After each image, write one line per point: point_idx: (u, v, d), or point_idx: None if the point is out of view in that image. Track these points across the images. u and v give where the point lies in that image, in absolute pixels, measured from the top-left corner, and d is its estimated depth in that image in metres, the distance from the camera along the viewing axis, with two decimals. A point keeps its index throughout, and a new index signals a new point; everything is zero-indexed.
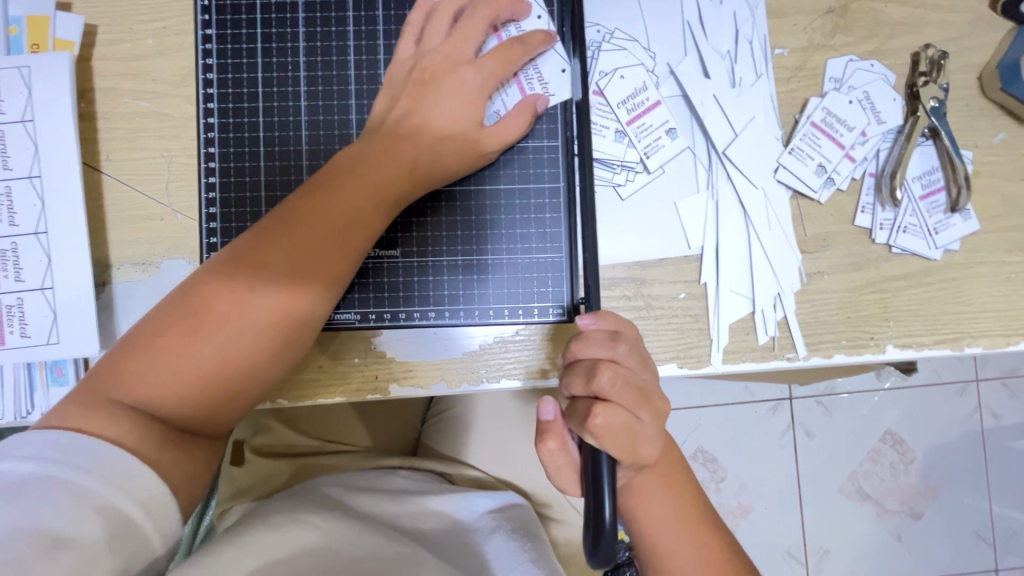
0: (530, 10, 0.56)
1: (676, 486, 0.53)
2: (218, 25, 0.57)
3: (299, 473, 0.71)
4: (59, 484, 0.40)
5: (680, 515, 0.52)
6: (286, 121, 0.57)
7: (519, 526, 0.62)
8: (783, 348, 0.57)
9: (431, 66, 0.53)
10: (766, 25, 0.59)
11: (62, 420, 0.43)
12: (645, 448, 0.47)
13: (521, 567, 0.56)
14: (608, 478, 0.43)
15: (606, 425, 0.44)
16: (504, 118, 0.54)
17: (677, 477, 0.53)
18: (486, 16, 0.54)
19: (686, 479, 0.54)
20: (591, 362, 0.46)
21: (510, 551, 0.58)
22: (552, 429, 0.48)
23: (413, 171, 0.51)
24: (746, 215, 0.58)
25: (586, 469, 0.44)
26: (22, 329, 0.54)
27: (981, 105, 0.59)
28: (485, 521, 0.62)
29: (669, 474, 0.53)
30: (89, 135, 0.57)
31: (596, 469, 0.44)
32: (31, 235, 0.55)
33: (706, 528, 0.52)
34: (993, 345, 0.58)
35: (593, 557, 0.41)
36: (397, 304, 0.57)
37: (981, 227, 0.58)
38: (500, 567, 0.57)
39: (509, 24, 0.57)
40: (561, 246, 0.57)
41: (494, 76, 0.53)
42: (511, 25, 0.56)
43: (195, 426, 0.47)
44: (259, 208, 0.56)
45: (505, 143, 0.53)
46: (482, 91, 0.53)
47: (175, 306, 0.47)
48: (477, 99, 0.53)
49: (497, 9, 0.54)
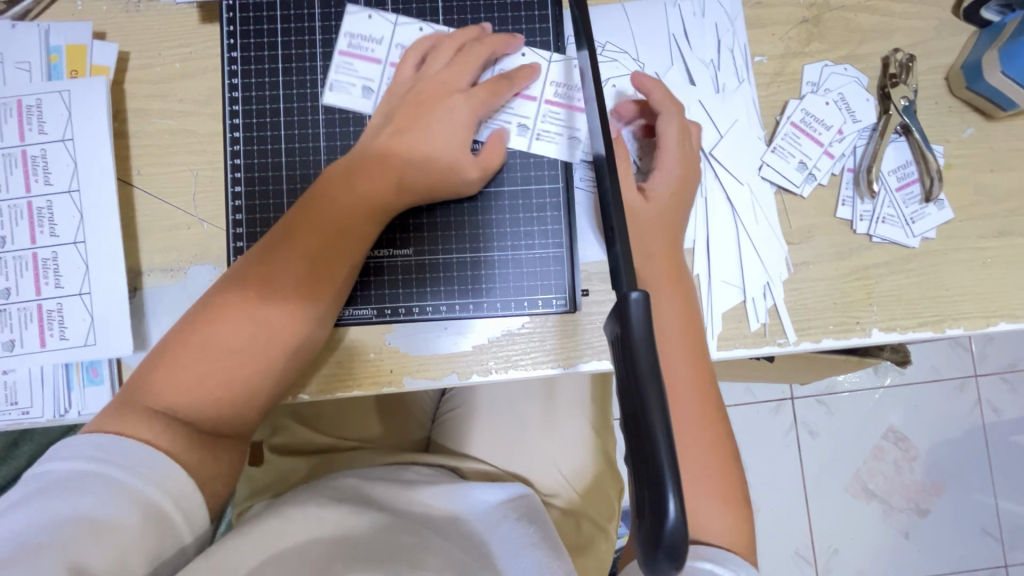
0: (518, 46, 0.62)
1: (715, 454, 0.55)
2: (241, 48, 0.62)
3: (314, 471, 0.74)
4: (100, 478, 0.44)
5: (708, 482, 0.54)
6: (306, 134, 0.62)
7: (522, 514, 0.65)
8: (774, 334, 0.60)
9: (427, 93, 0.58)
10: (745, 35, 0.64)
11: (103, 424, 0.48)
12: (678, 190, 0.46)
13: (523, 555, 0.59)
14: (668, 456, 0.30)
15: None
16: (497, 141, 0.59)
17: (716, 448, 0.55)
18: (483, 50, 0.60)
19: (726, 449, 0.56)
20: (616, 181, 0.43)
21: (512, 537, 0.61)
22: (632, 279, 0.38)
23: (414, 193, 0.56)
24: (733, 210, 0.63)
25: (638, 446, 0.31)
26: (61, 332, 0.58)
27: (949, 103, 0.63)
28: (491, 511, 0.64)
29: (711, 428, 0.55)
30: (123, 152, 0.61)
31: (653, 442, 0.31)
32: (70, 245, 0.59)
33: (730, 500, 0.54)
34: (974, 326, 0.61)
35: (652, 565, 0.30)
36: (411, 299, 0.61)
37: (955, 216, 0.62)
38: (502, 553, 0.59)
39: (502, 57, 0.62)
40: (562, 242, 0.61)
41: (486, 103, 0.58)
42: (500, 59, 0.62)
43: (220, 427, 0.51)
44: (281, 214, 0.61)
45: (496, 163, 0.59)
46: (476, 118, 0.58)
47: (198, 319, 0.52)
48: (469, 124, 0.58)
49: (492, 44, 0.60)
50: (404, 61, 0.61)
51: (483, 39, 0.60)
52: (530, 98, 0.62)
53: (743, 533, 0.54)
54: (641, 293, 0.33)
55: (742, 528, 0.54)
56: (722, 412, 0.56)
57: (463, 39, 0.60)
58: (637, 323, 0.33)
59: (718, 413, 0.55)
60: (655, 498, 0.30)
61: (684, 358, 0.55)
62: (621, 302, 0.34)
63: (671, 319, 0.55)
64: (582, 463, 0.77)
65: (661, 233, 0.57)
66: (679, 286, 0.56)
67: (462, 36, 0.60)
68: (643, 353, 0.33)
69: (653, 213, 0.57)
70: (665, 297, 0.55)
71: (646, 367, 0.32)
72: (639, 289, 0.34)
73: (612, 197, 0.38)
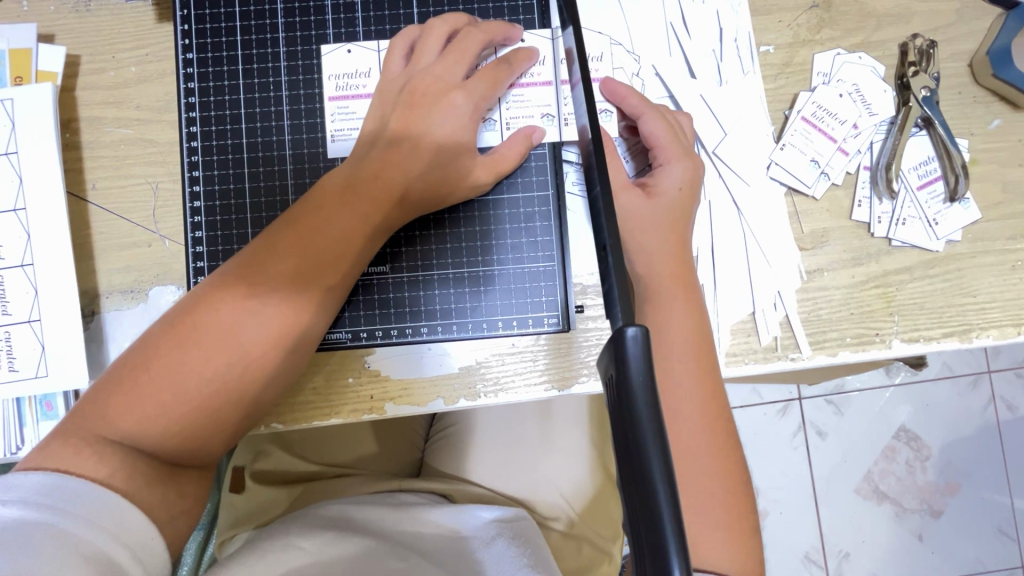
0: (520, 33, 0.57)
1: (731, 477, 0.49)
2: (198, 49, 0.57)
3: (297, 500, 0.70)
4: (41, 528, 0.38)
5: (720, 504, 0.48)
6: (270, 141, 0.56)
7: (518, 535, 0.61)
8: (786, 348, 0.56)
9: (421, 88, 0.52)
10: (751, 22, 0.59)
11: (48, 459, 0.42)
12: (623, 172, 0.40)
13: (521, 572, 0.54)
14: (672, 524, 0.25)
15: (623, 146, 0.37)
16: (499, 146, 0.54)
17: (732, 471, 0.49)
18: (483, 40, 0.54)
19: (742, 472, 0.50)
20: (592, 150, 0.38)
21: (509, 558, 0.56)
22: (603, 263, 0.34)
23: (403, 200, 0.50)
24: (741, 214, 0.58)
25: (639, 510, 0.26)
26: (11, 363, 0.54)
27: (973, 92, 0.58)
28: (487, 529, 0.60)
29: (717, 446, 0.49)
30: (75, 165, 0.56)
31: (653, 505, 0.25)
32: (17, 268, 0.54)
33: (745, 532, 0.48)
34: (1004, 336, 0.56)
35: None
36: (389, 321, 0.56)
37: (982, 215, 0.57)
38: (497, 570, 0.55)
39: (500, 46, 0.57)
40: (553, 255, 0.56)
41: (485, 99, 0.53)
42: (501, 47, 0.57)
43: (185, 459, 0.46)
44: (245, 230, 0.55)
45: (501, 165, 0.53)
46: (474, 113, 0.52)
47: (164, 337, 0.46)
48: (470, 125, 0.52)
49: (490, 33, 0.54)
50: (391, 51, 0.55)
51: (484, 27, 0.54)
52: (543, 82, 0.57)
53: (751, 566, 0.47)
54: (640, 327, 0.28)
55: (751, 563, 0.47)
56: (731, 430, 0.50)
57: (458, 26, 0.55)
58: (634, 364, 0.28)
59: (726, 431, 0.50)
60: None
61: (690, 370, 0.49)
62: (615, 339, 0.29)
63: (676, 328, 0.50)
64: (582, 483, 0.72)
65: (663, 232, 0.52)
66: (686, 294, 0.51)
67: (458, 22, 0.55)
68: (643, 399, 0.27)
69: (654, 211, 0.52)
70: (678, 308, 0.51)
71: (646, 412, 0.27)
72: (637, 325, 0.29)
73: (605, 212, 0.33)
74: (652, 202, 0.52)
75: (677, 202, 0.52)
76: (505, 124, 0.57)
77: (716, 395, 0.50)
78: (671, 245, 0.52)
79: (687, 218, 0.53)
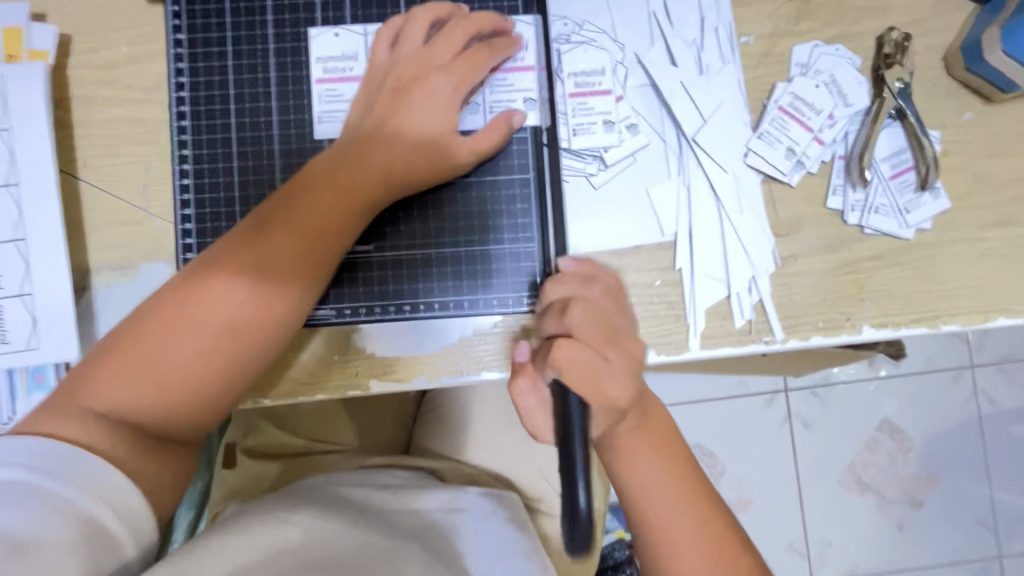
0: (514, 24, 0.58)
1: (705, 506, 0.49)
2: (189, 30, 0.58)
3: (285, 474, 0.72)
4: (35, 491, 0.39)
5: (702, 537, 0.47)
6: (258, 121, 0.57)
7: (510, 515, 0.64)
8: (760, 332, 0.57)
9: (407, 73, 0.54)
10: (731, 13, 0.60)
11: (35, 426, 0.44)
12: (614, 391, 0.45)
13: (510, 557, 0.58)
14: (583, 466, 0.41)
15: (571, 359, 0.44)
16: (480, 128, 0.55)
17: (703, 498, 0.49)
18: (467, 30, 0.55)
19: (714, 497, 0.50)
20: (563, 300, 0.50)
21: (501, 539, 0.60)
22: (523, 369, 0.48)
23: (387, 180, 0.52)
24: (718, 199, 0.59)
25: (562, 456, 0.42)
26: (4, 335, 0.55)
27: (946, 85, 0.60)
28: (478, 503, 0.64)
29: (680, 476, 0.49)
30: (67, 142, 0.58)
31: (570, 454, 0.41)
32: (10, 243, 0.55)
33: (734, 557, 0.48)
34: (970, 322, 0.58)
35: (570, 548, 0.39)
36: (373, 299, 0.57)
37: (952, 205, 0.59)
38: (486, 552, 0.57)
39: None
40: (533, 236, 0.58)
41: (465, 81, 0.54)
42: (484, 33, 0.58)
43: (174, 430, 0.48)
44: (233, 208, 0.57)
45: (485, 148, 0.55)
46: (455, 95, 0.54)
47: (154, 313, 0.47)
48: (451, 106, 0.54)
49: (477, 24, 0.55)
50: (377, 40, 0.56)
51: (468, 17, 0.56)
52: (527, 67, 0.58)
53: None
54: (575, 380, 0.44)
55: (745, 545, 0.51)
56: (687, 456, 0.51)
57: (444, 16, 0.56)
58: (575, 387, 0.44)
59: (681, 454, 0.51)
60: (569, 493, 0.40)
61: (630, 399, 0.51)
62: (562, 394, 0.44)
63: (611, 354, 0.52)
64: None
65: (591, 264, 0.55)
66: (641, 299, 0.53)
67: (444, 12, 0.56)
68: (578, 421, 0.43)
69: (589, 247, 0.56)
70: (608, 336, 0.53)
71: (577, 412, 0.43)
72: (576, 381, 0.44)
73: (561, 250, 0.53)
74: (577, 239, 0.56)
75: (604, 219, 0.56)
76: (489, 108, 0.58)
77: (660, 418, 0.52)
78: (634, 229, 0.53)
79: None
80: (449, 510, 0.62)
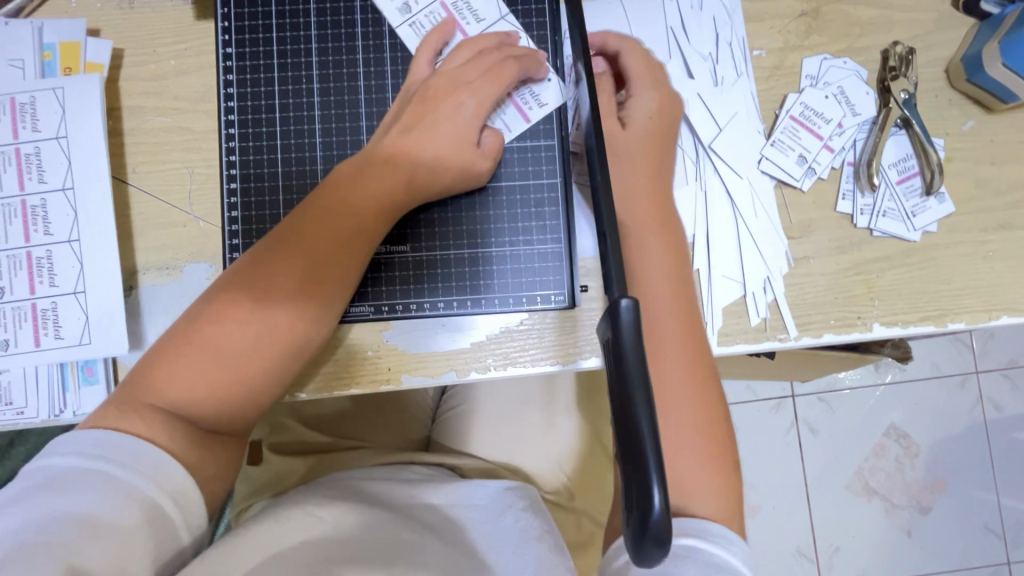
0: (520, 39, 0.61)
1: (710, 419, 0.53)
2: (237, 44, 0.61)
3: (311, 470, 0.73)
4: (102, 476, 0.43)
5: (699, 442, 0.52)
6: (302, 129, 0.61)
7: (528, 505, 0.64)
8: (775, 329, 0.60)
9: (429, 87, 0.57)
10: (744, 28, 0.64)
11: (100, 420, 0.47)
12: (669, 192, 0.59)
13: (525, 547, 0.58)
14: (652, 447, 0.32)
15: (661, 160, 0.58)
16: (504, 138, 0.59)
17: (713, 414, 0.53)
18: (484, 48, 0.59)
19: (724, 428, 0.54)
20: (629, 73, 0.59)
21: (518, 530, 0.60)
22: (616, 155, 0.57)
23: (413, 184, 0.55)
24: (733, 203, 0.62)
25: (626, 448, 0.33)
26: (56, 332, 0.58)
27: (949, 96, 0.63)
28: (498, 498, 0.63)
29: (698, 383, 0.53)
30: (118, 149, 0.61)
31: (641, 451, 0.32)
32: (64, 244, 0.58)
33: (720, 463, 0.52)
34: (976, 321, 0.61)
35: (638, 553, 0.33)
36: (407, 296, 0.60)
37: (956, 209, 0.62)
38: (500, 547, 0.58)
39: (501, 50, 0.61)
40: (560, 238, 0.61)
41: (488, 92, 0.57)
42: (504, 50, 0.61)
43: (223, 424, 0.50)
44: (277, 211, 0.60)
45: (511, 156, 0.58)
46: (479, 111, 0.56)
47: (201, 314, 0.50)
48: (475, 116, 0.56)
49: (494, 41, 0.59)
50: (417, 56, 0.60)
51: (482, 36, 0.60)
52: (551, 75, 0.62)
53: (726, 493, 0.52)
54: (631, 299, 0.35)
55: (729, 484, 0.52)
56: (713, 380, 0.54)
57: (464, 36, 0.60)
58: (627, 329, 0.35)
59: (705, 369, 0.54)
60: (640, 494, 0.32)
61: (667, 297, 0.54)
62: (612, 310, 0.35)
63: (654, 263, 0.55)
64: (581, 456, 0.77)
65: (643, 167, 0.57)
66: (667, 234, 0.56)
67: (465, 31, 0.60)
68: (633, 360, 0.34)
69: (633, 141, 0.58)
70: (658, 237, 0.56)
71: (636, 372, 0.34)
72: (630, 297, 0.35)
73: (601, 183, 0.41)
74: (629, 130, 0.58)
75: (648, 138, 0.58)
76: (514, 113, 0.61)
77: (692, 328, 0.54)
78: (646, 179, 0.57)
79: (661, 148, 0.58)
80: (465, 505, 0.63)
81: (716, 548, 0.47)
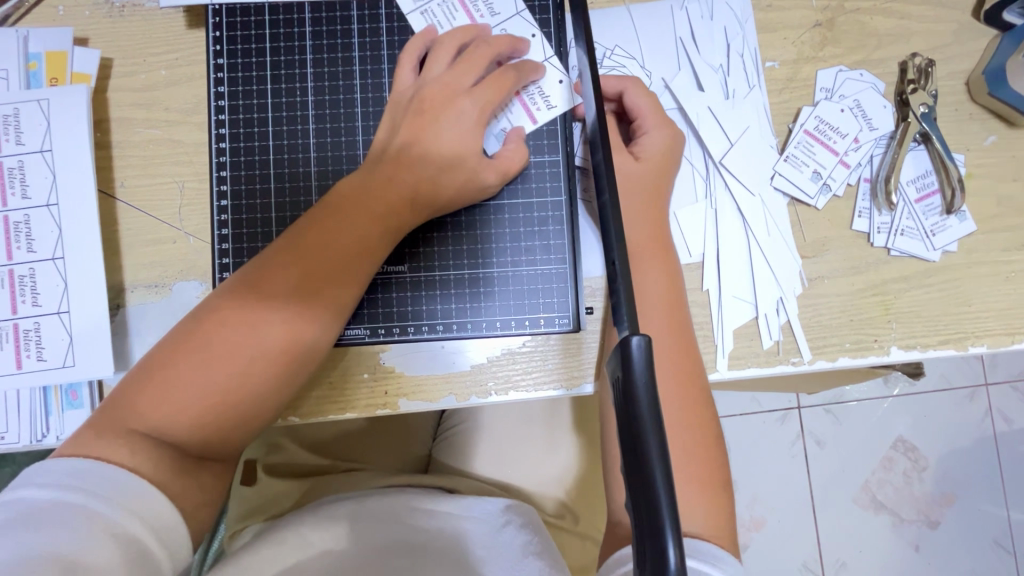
0: (530, 45, 0.59)
1: (706, 449, 0.50)
2: (229, 55, 0.59)
3: (306, 493, 0.71)
4: (79, 511, 0.40)
5: (695, 477, 0.49)
6: (295, 143, 0.58)
7: (527, 522, 0.63)
8: (788, 353, 0.58)
9: (430, 95, 0.54)
10: (756, 39, 0.61)
11: (78, 447, 0.44)
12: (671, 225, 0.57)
13: (525, 563, 0.56)
14: (666, 500, 0.30)
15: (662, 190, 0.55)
16: (505, 150, 0.56)
17: (709, 445, 0.50)
18: (490, 52, 0.56)
19: (720, 459, 0.51)
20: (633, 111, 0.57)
21: (517, 545, 0.59)
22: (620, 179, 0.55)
23: (416, 200, 0.52)
24: (744, 220, 0.60)
25: (639, 500, 0.31)
26: (39, 353, 0.55)
27: (969, 109, 0.61)
28: (495, 515, 0.62)
29: (694, 412, 0.51)
30: (105, 163, 0.59)
31: (654, 505, 0.30)
32: (48, 261, 0.56)
33: (716, 498, 0.49)
34: (997, 344, 0.58)
35: None
36: (404, 318, 0.57)
37: (977, 228, 0.59)
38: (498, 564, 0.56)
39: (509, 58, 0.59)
40: (565, 257, 0.58)
41: (490, 102, 0.54)
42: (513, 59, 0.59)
43: (209, 452, 0.48)
44: (270, 228, 0.57)
45: (517, 167, 0.56)
46: (481, 119, 0.54)
47: (189, 333, 0.48)
48: (478, 127, 0.54)
49: (499, 47, 0.56)
50: (400, 66, 0.57)
51: (489, 39, 0.57)
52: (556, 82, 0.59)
53: (720, 530, 0.48)
54: (643, 338, 0.32)
55: (722, 520, 0.49)
56: (711, 412, 0.52)
57: (468, 41, 0.57)
58: (638, 366, 0.32)
59: (700, 399, 0.51)
60: (654, 553, 0.29)
61: (665, 325, 0.52)
62: (621, 345, 0.33)
63: (654, 287, 0.53)
64: (586, 478, 0.74)
65: (649, 188, 0.55)
66: (663, 259, 0.54)
67: (468, 36, 0.57)
68: (645, 398, 0.32)
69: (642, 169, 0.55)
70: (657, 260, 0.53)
71: (649, 417, 0.31)
72: (641, 334, 0.33)
73: (610, 206, 0.38)
74: (644, 162, 0.55)
75: (662, 163, 0.56)
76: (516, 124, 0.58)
77: (690, 359, 0.52)
78: (649, 197, 0.55)
79: (671, 172, 0.56)
80: (463, 518, 0.62)
81: (704, 565, 0.43)
